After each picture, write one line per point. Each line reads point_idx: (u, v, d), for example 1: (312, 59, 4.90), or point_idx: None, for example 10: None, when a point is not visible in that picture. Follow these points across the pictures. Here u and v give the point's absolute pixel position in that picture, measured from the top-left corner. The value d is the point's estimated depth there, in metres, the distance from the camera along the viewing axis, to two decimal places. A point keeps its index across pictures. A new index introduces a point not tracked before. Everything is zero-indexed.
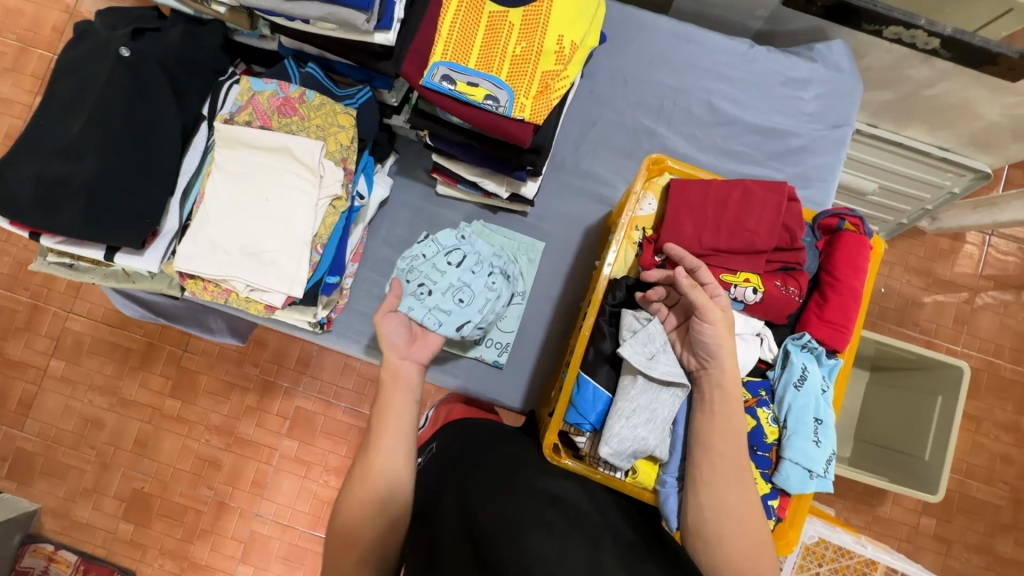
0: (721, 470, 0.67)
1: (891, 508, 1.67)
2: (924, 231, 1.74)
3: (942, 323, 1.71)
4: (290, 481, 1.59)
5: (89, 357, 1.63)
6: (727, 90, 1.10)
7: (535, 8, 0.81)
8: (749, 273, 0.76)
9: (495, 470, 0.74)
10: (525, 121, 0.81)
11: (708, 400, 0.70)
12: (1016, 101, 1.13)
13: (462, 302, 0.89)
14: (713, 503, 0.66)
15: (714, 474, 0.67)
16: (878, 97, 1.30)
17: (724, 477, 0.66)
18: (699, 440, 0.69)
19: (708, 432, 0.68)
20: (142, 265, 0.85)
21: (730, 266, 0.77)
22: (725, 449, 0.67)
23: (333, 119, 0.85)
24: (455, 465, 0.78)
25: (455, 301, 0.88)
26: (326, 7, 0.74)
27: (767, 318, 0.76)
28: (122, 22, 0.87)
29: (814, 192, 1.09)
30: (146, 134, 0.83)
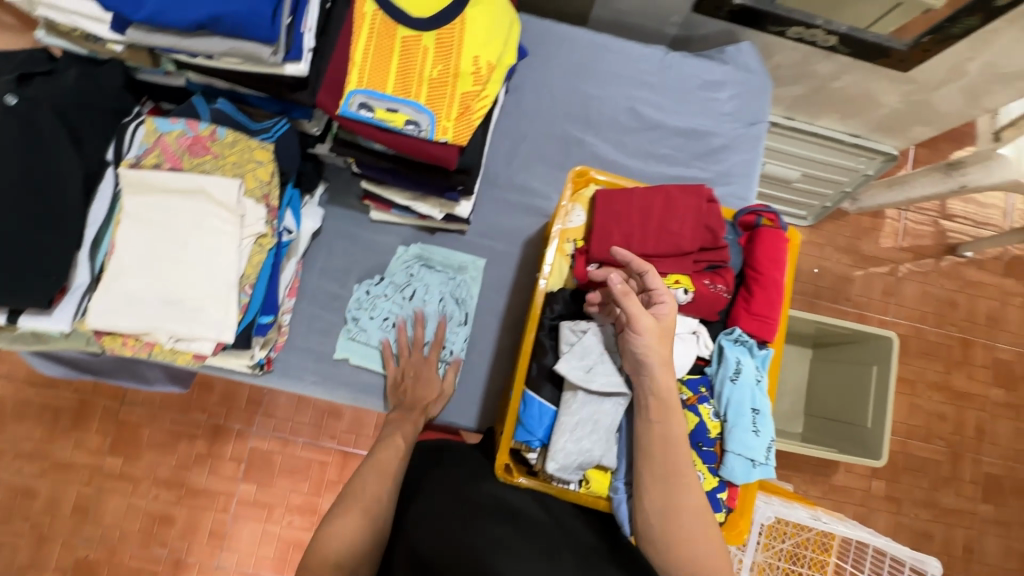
0: (661, 470, 0.67)
1: (845, 475, 1.76)
2: (848, 212, 1.84)
3: (872, 296, 1.83)
4: (251, 528, 1.51)
5: (13, 422, 1.51)
6: (649, 96, 1.14)
7: (448, 31, 0.81)
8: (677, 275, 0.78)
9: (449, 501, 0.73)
10: (448, 143, 0.81)
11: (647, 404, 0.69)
12: (910, 89, 1.22)
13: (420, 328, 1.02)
14: (657, 504, 0.66)
15: (654, 476, 0.67)
16: (790, 91, 1.35)
17: (666, 476, 0.67)
18: (640, 445, 0.69)
19: (646, 436, 0.68)
20: (51, 325, 0.79)
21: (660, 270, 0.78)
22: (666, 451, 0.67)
23: (250, 155, 0.82)
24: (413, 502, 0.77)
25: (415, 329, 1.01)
26: (230, 42, 0.72)
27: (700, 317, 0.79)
28: (8, 67, 0.82)
29: (737, 188, 1.14)
30: (43, 187, 0.77)
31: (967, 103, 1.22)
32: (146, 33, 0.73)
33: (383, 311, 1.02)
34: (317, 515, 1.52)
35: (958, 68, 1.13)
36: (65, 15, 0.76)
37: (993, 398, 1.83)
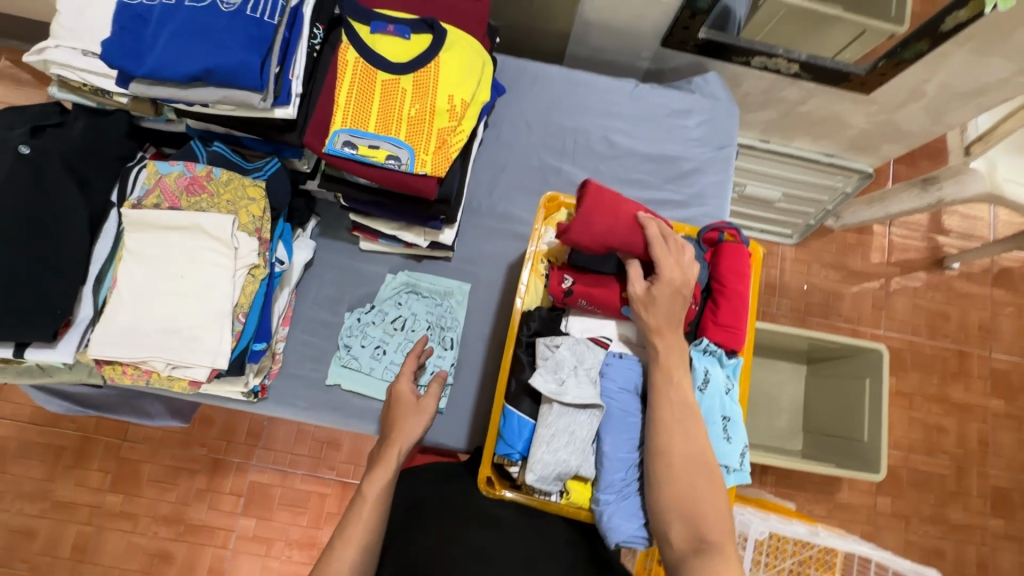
0: (672, 416, 0.72)
1: (849, 493, 1.74)
2: (832, 229, 1.88)
3: (862, 311, 1.85)
4: (251, 563, 1.51)
5: (16, 462, 1.53)
6: (621, 126, 1.21)
7: (424, 73, 0.88)
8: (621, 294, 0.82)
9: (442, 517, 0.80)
10: (427, 175, 0.87)
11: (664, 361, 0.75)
12: (875, 110, 1.28)
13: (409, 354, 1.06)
14: (668, 452, 0.70)
15: (667, 426, 0.71)
16: (762, 116, 1.39)
17: (677, 426, 0.71)
18: (657, 391, 0.74)
19: (659, 384, 0.74)
20: (55, 357, 0.84)
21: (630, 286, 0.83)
22: (681, 400, 0.73)
23: (243, 193, 0.88)
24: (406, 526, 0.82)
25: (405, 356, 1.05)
26: (223, 91, 0.79)
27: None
28: (22, 119, 0.88)
29: (711, 209, 1.19)
30: (52, 228, 0.83)
31: (931, 121, 1.27)
32: (148, 86, 0.80)
33: (374, 338, 1.06)
34: (317, 548, 1.52)
35: (916, 89, 1.19)
36: (76, 71, 0.85)
37: (993, 409, 1.83)
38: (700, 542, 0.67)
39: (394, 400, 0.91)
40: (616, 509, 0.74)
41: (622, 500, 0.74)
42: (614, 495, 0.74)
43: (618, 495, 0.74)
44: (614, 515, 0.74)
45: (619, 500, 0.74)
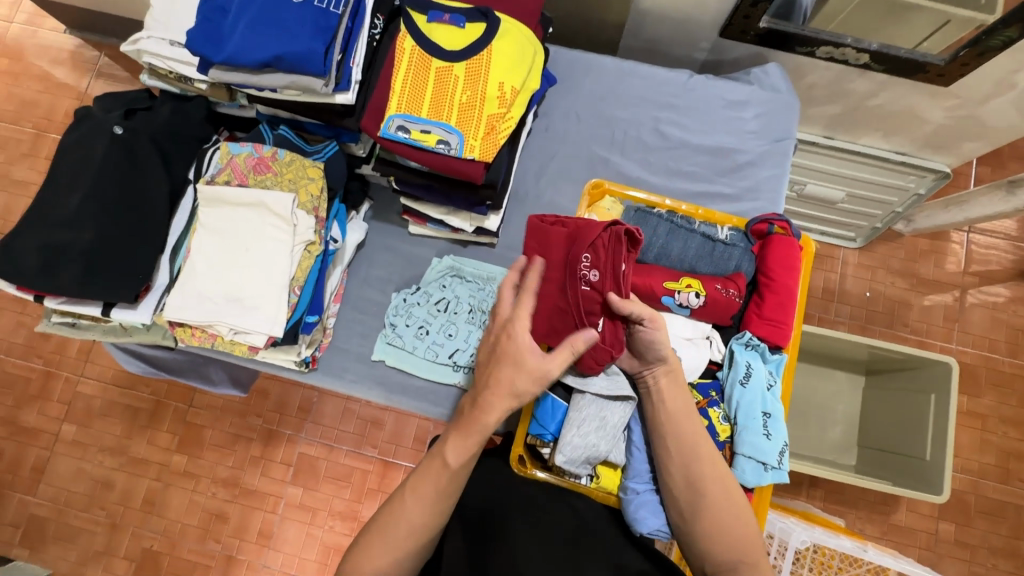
0: (679, 447, 0.71)
1: (907, 515, 1.63)
2: (901, 233, 1.77)
3: (932, 322, 1.72)
4: (296, 529, 1.60)
5: (99, 419, 1.69)
6: (673, 117, 1.19)
7: (476, 61, 0.91)
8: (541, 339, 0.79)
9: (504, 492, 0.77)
10: (475, 160, 0.90)
11: (658, 386, 0.74)
12: (955, 104, 1.18)
13: (450, 335, 1.09)
14: (679, 478, 0.71)
15: (673, 455, 0.71)
16: (827, 110, 1.33)
17: (684, 425, 0.72)
18: (654, 425, 0.74)
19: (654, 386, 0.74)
20: (135, 317, 0.93)
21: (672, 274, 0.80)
22: (688, 431, 0.71)
23: (303, 172, 0.94)
24: (468, 498, 0.76)
25: (447, 336, 1.08)
26: (290, 77, 0.85)
27: (714, 322, 0.81)
28: (117, 104, 0.99)
29: (765, 204, 1.15)
30: (138, 201, 0.92)
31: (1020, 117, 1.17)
32: (225, 72, 0.87)
33: (418, 318, 1.10)
34: (358, 521, 1.59)
35: (1005, 81, 1.09)
36: (164, 60, 0.94)
37: None
38: (733, 559, 0.67)
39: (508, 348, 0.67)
40: (644, 502, 0.74)
41: (649, 494, 0.74)
42: (643, 485, 0.75)
43: (646, 486, 0.75)
44: (640, 507, 0.74)
45: (647, 493, 0.75)
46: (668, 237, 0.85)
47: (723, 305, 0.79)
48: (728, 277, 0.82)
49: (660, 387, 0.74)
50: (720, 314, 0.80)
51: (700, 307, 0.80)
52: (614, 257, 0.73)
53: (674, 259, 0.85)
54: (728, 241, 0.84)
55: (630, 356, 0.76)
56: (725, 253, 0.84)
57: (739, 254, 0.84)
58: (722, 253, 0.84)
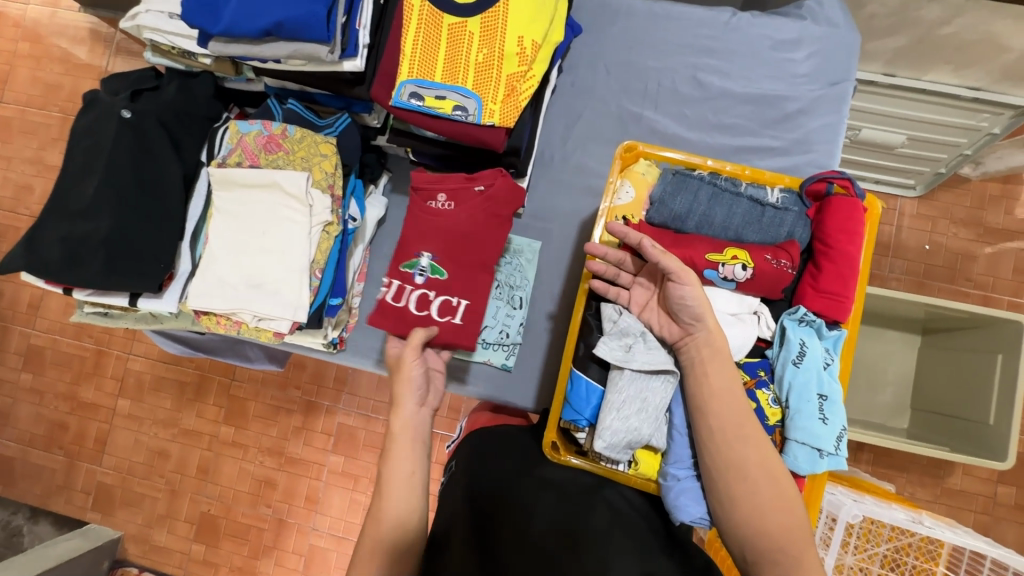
0: (719, 432, 0.66)
1: (963, 479, 1.55)
2: (968, 178, 1.60)
3: (1000, 275, 1.58)
4: (340, 495, 1.66)
5: (150, 393, 1.76)
6: (714, 63, 1.07)
7: (492, 14, 0.82)
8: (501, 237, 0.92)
9: (501, 484, 0.75)
10: (495, 126, 0.82)
11: (700, 361, 0.68)
12: None
13: None
14: (720, 462, 0.65)
15: (716, 438, 0.66)
16: (889, 44, 1.16)
17: (727, 408, 0.66)
18: (696, 405, 0.68)
19: (694, 363, 0.68)
20: (161, 306, 0.93)
21: (716, 244, 0.73)
22: (736, 414, 0.66)
23: (316, 149, 0.89)
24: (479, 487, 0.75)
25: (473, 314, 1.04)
26: (293, 45, 0.78)
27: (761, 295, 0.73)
28: (124, 85, 0.95)
29: (818, 156, 1.04)
30: (152, 187, 0.90)
31: None
32: (225, 44, 0.81)
33: None
34: None
35: None
36: (164, 35, 0.89)
37: None
38: (775, 550, 0.63)
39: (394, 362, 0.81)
40: (685, 489, 0.70)
41: (690, 481, 0.70)
42: (685, 471, 0.70)
43: (688, 472, 0.70)
44: (680, 495, 0.69)
45: (688, 480, 0.70)
46: (711, 203, 0.76)
47: (774, 277, 0.72)
48: (779, 245, 0.73)
49: (702, 362, 0.68)
50: (770, 287, 0.73)
51: (747, 280, 0.72)
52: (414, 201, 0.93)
53: (719, 226, 0.76)
54: (779, 205, 0.75)
55: (676, 326, 0.71)
56: (776, 219, 0.75)
57: (791, 219, 0.75)
58: (772, 218, 0.75)
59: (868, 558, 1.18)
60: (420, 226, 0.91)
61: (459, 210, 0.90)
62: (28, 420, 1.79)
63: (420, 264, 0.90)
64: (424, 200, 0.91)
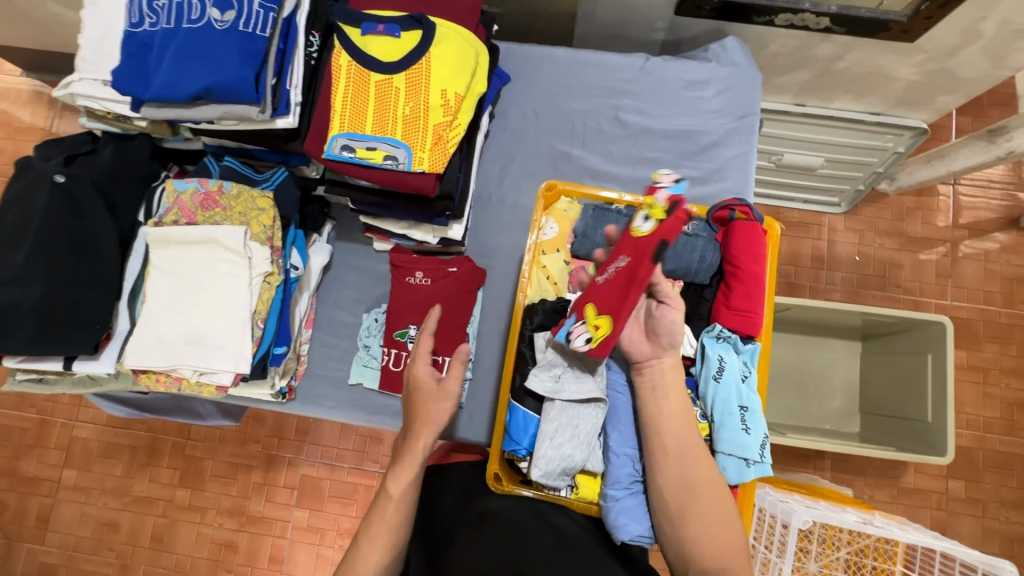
0: (670, 452, 0.68)
1: (916, 477, 1.61)
2: (886, 193, 1.73)
3: (925, 280, 1.69)
4: (307, 551, 1.59)
5: (98, 461, 1.68)
6: (633, 104, 1.16)
7: (416, 70, 0.87)
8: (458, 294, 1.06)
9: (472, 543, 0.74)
10: (426, 172, 0.87)
11: (662, 383, 0.70)
12: (925, 58, 1.11)
13: None
14: (672, 484, 0.68)
15: (663, 461, 0.68)
16: (794, 78, 1.26)
17: (679, 432, 0.69)
18: (648, 428, 0.70)
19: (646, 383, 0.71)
20: (98, 368, 0.92)
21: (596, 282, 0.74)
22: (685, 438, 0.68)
23: (253, 204, 0.92)
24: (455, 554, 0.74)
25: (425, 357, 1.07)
26: (223, 107, 0.82)
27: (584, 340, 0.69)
28: (57, 150, 0.96)
29: (734, 183, 1.12)
30: (86, 249, 0.90)
31: (990, 65, 1.09)
32: (157, 109, 0.85)
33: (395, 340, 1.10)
34: None
35: (971, 31, 1.02)
36: (100, 102, 0.91)
37: None
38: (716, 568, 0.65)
39: (413, 384, 0.79)
40: (625, 507, 0.72)
41: (629, 499, 0.72)
42: (622, 491, 0.73)
43: (626, 491, 0.73)
44: (620, 514, 0.72)
45: (627, 498, 0.73)
46: None
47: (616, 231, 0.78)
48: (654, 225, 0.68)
49: (663, 383, 0.70)
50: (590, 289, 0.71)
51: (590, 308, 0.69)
52: (400, 272, 1.08)
53: None
54: (690, 232, 0.82)
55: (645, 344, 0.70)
56: (688, 244, 0.81)
57: (702, 244, 0.82)
58: (685, 244, 0.81)
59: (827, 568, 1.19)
60: (402, 301, 1.07)
61: (434, 286, 1.06)
62: None
63: (409, 334, 1.06)
64: (405, 272, 1.07)
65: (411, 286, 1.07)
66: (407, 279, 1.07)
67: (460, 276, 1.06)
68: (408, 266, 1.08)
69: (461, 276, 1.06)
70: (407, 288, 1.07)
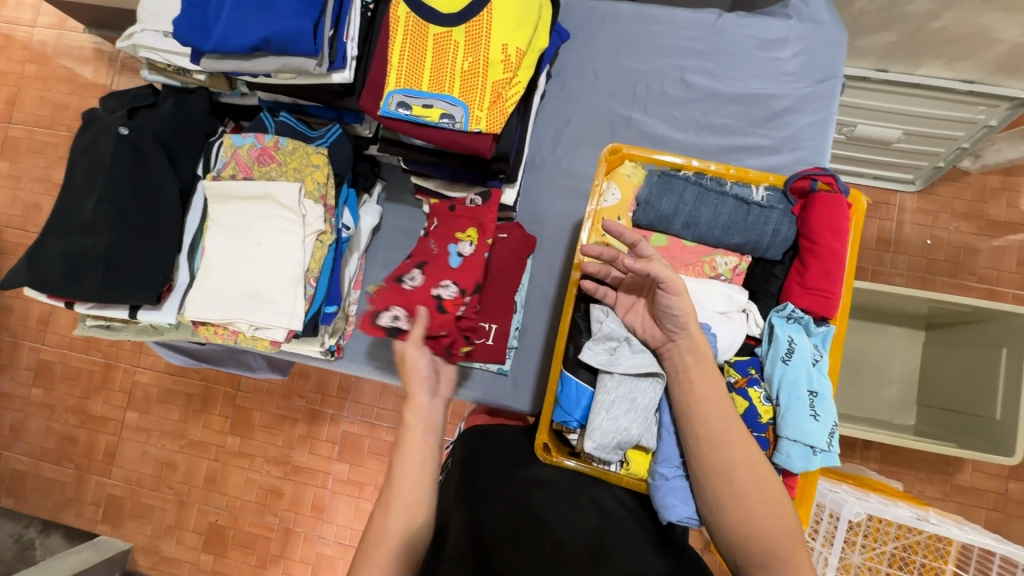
0: (706, 437, 0.66)
1: (972, 475, 1.52)
2: (968, 171, 1.58)
3: (1004, 269, 1.55)
4: (346, 502, 1.66)
5: (157, 406, 1.78)
6: (701, 64, 1.08)
7: (476, 23, 0.83)
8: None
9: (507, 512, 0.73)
10: (483, 132, 0.83)
11: (684, 368, 0.69)
12: None
13: None
14: (707, 468, 0.65)
15: (702, 445, 0.66)
16: (879, 40, 1.12)
17: (716, 415, 0.66)
18: (683, 413, 0.68)
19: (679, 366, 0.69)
20: (161, 318, 0.95)
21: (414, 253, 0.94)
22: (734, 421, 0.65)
23: (308, 160, 0.91)
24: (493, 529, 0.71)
25: None
26: (282, 59, 0.81)
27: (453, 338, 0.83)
28: (122, 103, 0.98)
29: (807, 154, 1.04)
30: (148, 201, 0.92)
31: None
32: (217, 60, 0.84)
33: None
34: None
35: None
36: (160, 54, 0.92)
37: None
38: (765, 555, 0.62)
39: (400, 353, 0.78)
40: (673, 488, 0.70)
41: (678, 480, 0.70)
42: (673, 470, 0.71)
43: (676, 471, 0.71)
44: (668, 494, 0.70)
45: (676, 479, 0.71)
46: (697, 203, 0.78)
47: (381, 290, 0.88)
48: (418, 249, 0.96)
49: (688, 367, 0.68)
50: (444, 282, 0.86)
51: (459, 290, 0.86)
52: None
53: (706, 225, 0.78)
54: (764, 203, 0.77)
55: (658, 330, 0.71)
56: (761, 217, 0.77)
57: (777, 217, 0.77)
58: (757, 217, 0.77)
59: (872, 562, 1.14)
60: None
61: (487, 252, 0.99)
62: (38, 433, 1.81)
63: None
64: None
65: None
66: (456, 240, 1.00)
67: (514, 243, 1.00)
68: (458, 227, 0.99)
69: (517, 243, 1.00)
70: None
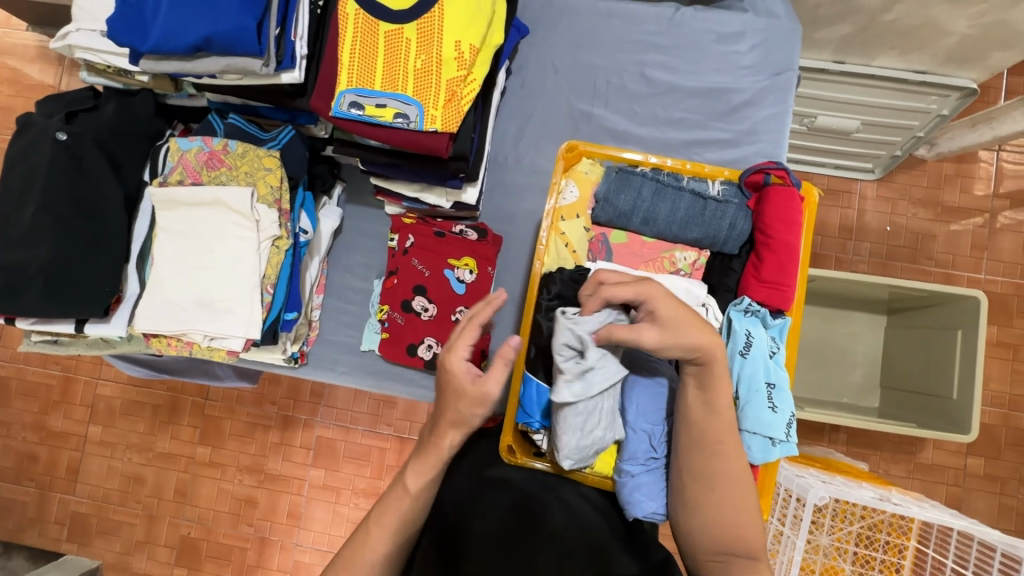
0: (693, 441, 0.66)
1: (934, 453, 1.57)
2: (924, 159, 1.62)
3: (959, 252, 1.61)
4: (322, 508, 1.63)
5: (121, 418, 1.72)
6: (660, 59, 1.08)
7: (428, 20, 0.82)
8: (468, 258, 1.01)
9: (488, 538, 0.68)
10: (439, 132, 0.82)
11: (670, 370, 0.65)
12: (983, 10, 0.97)
13: None
14: (694, 470, 0.66)
15: (692, 447, 0.66)
16: (835, 32, 1.13)
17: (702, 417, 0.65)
18: None
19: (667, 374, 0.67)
20: (110, 331, 0.91)
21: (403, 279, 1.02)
22: (703, 417, 0.65)
23: (259, 163, 0.88)
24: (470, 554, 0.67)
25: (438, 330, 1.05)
26: (224, 60, 0.78)
27: (479, 349, 1.01)
28: (59, 107, 0.91)
29: (766, 146, 1.05)
30: (91, 209, 0.88)
31: None
32: (156, 61, 0.80)
33: None
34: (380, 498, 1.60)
35: None
36: (96, 54, 0.88)
37: None
38: (728, 554, 0.63)
39: (446, 381, 0.67)
40: (640, 485, 0.70)
41: (644, 476, 0.71)
42: (639, 467, 0.71)
43: (642, 468, 0.71)
44: (635, 490, 0.70)
45: (642, 476, 0.71)
46: (654, 199, 0.79)
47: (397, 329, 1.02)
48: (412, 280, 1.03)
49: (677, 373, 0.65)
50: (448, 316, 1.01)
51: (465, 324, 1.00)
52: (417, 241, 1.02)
53: (664, 221, 0.80)
54: (720, 198, 0.78)
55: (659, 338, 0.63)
56: (718, 212, 0.78)
57: (733, 211, 0.78)
58: (714, 212, 0.78)
59: (840, 543, 1.17)
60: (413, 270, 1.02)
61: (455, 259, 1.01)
62: None
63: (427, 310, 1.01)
64: (420, 244, 1.02)
65: (426, 258, 1.01)
66: (423, 251, 1.02)
67: (482, 249, 1.01)
68: (425, 239, 1.02)
69: (483, 247, 1.01)
70: (424, 259, 1.01)
